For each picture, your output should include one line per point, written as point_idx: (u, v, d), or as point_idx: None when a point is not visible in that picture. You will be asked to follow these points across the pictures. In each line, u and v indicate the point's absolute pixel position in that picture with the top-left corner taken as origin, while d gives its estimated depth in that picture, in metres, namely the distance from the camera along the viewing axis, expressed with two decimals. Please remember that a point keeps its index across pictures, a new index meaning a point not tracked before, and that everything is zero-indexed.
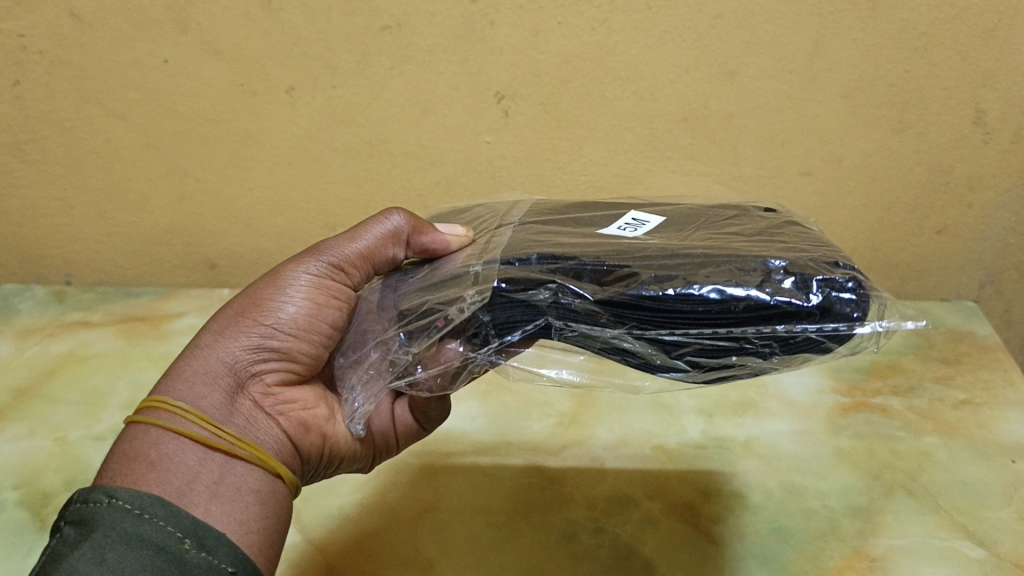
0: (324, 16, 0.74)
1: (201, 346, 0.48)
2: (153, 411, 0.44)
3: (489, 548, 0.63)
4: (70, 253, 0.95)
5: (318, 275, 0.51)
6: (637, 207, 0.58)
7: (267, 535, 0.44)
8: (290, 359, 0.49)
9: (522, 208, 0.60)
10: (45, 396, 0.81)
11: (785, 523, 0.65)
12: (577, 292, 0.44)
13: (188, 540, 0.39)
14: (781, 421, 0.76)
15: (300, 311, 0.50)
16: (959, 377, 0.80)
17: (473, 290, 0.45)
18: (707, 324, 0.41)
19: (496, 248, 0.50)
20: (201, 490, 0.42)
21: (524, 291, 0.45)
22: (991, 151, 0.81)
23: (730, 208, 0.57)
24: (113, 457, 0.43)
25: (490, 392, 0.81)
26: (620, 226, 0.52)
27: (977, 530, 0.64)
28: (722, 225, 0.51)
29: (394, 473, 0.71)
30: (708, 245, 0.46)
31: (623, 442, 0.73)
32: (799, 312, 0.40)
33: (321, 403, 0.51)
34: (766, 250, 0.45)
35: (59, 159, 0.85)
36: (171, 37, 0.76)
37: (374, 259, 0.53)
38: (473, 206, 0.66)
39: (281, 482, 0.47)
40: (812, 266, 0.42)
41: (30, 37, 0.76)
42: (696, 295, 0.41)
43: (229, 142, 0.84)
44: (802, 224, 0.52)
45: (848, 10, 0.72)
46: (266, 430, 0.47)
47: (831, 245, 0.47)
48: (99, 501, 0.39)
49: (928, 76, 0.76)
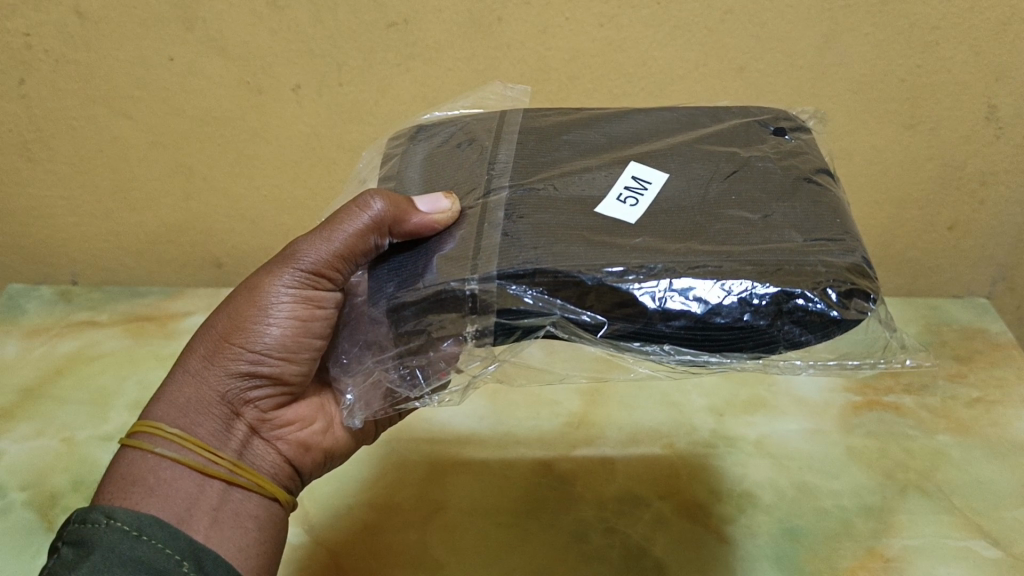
0: (331, 13, 0.73)
1: (191, 372, 0.47)
2: (146, 436, 0.45)
3: (497, 549, 0.63)
4: (77, 253, 0.95)
5: (297, 289, 0.48)
6: (632, 145, 0.51)
7: (264, 558, 0.46)
8: (280, 382, 0.49)
9: (511, 148, 0.51)
10: (53, 396, 0.80)
11: (798, 523, 0.64)
12: (580, 321, 0.41)
13: (185, 564, 0.41)
14: (794, 419, 0.74)
15: (283, 333, 0.48)
16: (972, 375, 0.79)
17: (473, 324, 0.42)
18: (712, 352, 0.41)
19: (491, 252, 0.43)
20: (201, 516, 0.43)
21: (524, 319, 0.42)
22: (1003, 147, 0.80)
23: (735, 145, 0.50)
24: (111, 480, 0.44)
25: (498, 391, 0.78)
26: (619, 195, 0.46)
27: (992, 529, 0.64)
28: (730, 196, 0.46)
29: (401, 472, 0.70)
30: (720, 253, 0.41)
31: (633, 440, 0.72)
32: (804, 342, 0.41)
33: (317, 417, 0.52)
34: (786, 256, 0.41)
35: (65, 158, 0.85)
36: (177, 36, 0.75)
37: (354, 254, 0.47)
38: (446, 122, 0.57)
39: (279, 504, 0.49)
40: (831, 298, 0.40)
41: (35, 36, 0.75)
42: (705, 328, 0.40)
43: (236, 140, 0.83)
44: (817, 187, 0.46)
45: (859, 5, 0.71)
46: (261, 456, 0.49)
47: (848, 240, 0.43)
48: (96, 521, 0.40)
49: (940, 71, 0.75)
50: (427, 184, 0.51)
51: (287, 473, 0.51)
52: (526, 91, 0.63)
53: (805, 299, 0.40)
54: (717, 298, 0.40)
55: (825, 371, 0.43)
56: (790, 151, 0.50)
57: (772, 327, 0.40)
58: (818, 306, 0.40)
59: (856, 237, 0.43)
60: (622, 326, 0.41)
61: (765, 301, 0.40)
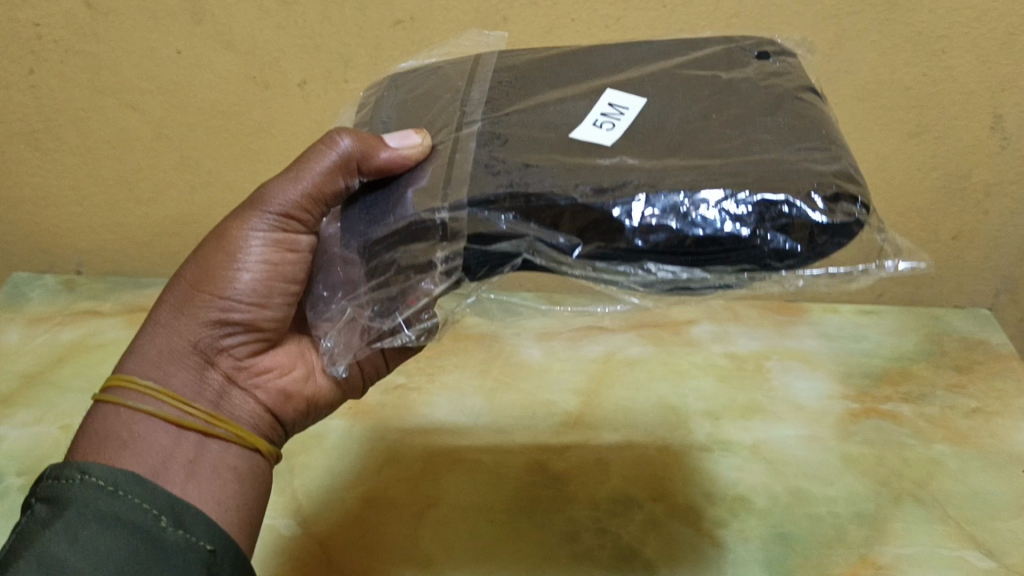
0: (338, 10, 0.74)
1: (162, 323, 0.48)
2: (120, 391, 0.45)
3: (489, 545, 0.63)
4: (83, 243, 0.95)
5: (267, 233, 0.48)
6: (608, 75, 0.52)
7: (245, 510, 0.46)
8: (254, 328, 0.49)
9: (482, 87, 0.52)
10: (54, 383, 0.81)
11: (790, 528, 0.64)
12: (550, 244, 0.41)
13: (164, 518, 0.41)
14: (790, 425, 0.74)
15: (254, 279, 0.48)
16: (972, 386, 0.79)
17: (442, 251, 0.42)
18: (693, 268, 0.40)
19: (461, 180, 0.43)
20: (177, 469, 0.44)
21: (495, 242, 0.42)
22: (1007, 158, 0.80)
23: (716, 69, 0.51)
24: (84, 435, 0.44)
25: (496, 389, 0.78)
26: (596, 121, 0.46)
27: (985, 539, 0.63)
28: (709, 115, 0.45)
29: (395, 467, 0.70)
30: (694, 168, 0.41)
31: (628, 442, 0.72)
32: (790, 253, 0.39)
33: (295, 365, 0.53)
34: (765, 169, 0.40)
35: (72, 148, 0.86)
36: (185, 29, 0.76)
37: (322, 196, 0.47)
38: (420, 70, 0.59)
39: (259, 454, 0.49)
40: (817, 203, 0.39)
41: (45, 26, 0.76)
42: (681, 241, 0.39)
43: (242, 134, 0.84)
44: (801, 104, 0.46)
45: (866, 12, 0.71)
46: (239, 406, 0.49)
47: (833, 149, 0.42)
48: (71, 478, 0.41)
49: (947, 80, 0.75)
50: (406, 126, 0.52)
51: (267, 422, 0.51)
52: (502, 38, 0.62)
53: (788, 205, 0.38)
54: (694, 212, 0.39)
55: (815, 284, 0.41)
56: (772, 72, 0.50)
57: (754, 238, 0.39)
58: (802, 211, 0.38)
59: (839, 145, 0.43)
60: (596, 246, 0.41)
61: (750, 214, 0.39)
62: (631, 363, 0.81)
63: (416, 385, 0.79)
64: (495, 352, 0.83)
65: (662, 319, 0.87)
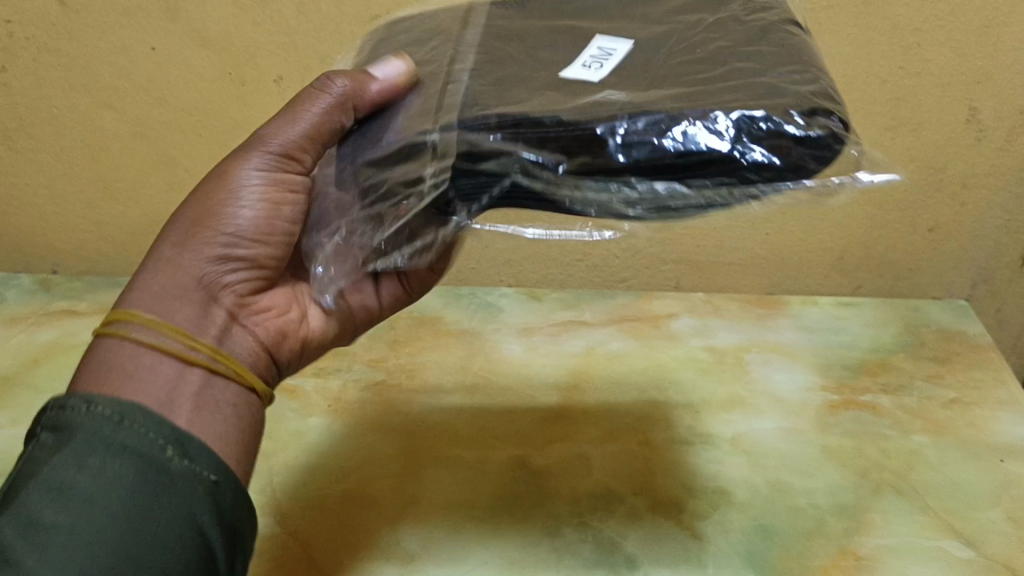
0: (316, 5, 0.74)
1: (162, 260, 0.49)
2: (124, 325, 0.47)
3: (471, 541, 0.63)
4: (59, 242, 0.94)
5: (267, 169, 0.51)
6: (598, 21, 0.55)
7: (244, 442, 0.47)
8: (255, 265, 0.52)
9: (477, 33, 0.56)
10: (30, 385, 0.80)
11: (771, 521, 0.64)
12: (537, 160, 0.43)
13: (170, 448, 0.42)
14: (770, 417, 0.74)
15: (256, 215, 0.51)
16: (950, 376, 0.80)
17: (432, 167, 0.45)
18: (676, 184, 0.42)
19: (452, 105, 0.47)
20: (183, 402, 0.45)
21: (484, 161, 0.44)
22: (984, 150, 0.80)
23: (702, 12, 0.54)
24: (90, 368, 0.45)
25: (478, 386, 0.78)
26: (585, 62, 0.49)
27: (964, 529, 0.64)
28: (694, 49, 0.49)
29: (376, 464, 0.70)
30: (676, 93, 0.43)
31: (610, 437, 0.72)
32: (772, 167, 0.41)
33: (287, 306, 0.55)
34: (744, 94, 0.42)
35: (47, 146, 0.85)
36: (160, 25, 0.76)
37: (319, 134, 0.51)
38: (419, 22, 0.63)
39: (256, 394, 0.50)
40: (796, 119, 0.40)
41: (16, 23, 0.77)
42: (663, 159, 0.41)
43: (219, 131, 0.83)
44: (784, 33, 0.50)
45: (842, 5, 0.73)
46: (237, 343, 0.51)
47: (811, 71, 0.45)
48: (78, 407, 0.42)
49: (922, 73, 0.76)
50: None
51: (260, 362, 0.53)
52: None
53: (766, 120, 0.40)
54: (677, 132, 0.41)
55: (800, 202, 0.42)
56: (757, 8, 0.53)
57: (735, 153, 0.40)
58: (780, 125, 0.40)
59: (817, 68, 0.46)
60: (584, 161, 0.42)
61: (729, 131, 0.40)
62: (612, 357, 0.81)
63: (396, 383, 0.79)
64: (476, 347, 0.83)
65: (642, 314, 0.87)
